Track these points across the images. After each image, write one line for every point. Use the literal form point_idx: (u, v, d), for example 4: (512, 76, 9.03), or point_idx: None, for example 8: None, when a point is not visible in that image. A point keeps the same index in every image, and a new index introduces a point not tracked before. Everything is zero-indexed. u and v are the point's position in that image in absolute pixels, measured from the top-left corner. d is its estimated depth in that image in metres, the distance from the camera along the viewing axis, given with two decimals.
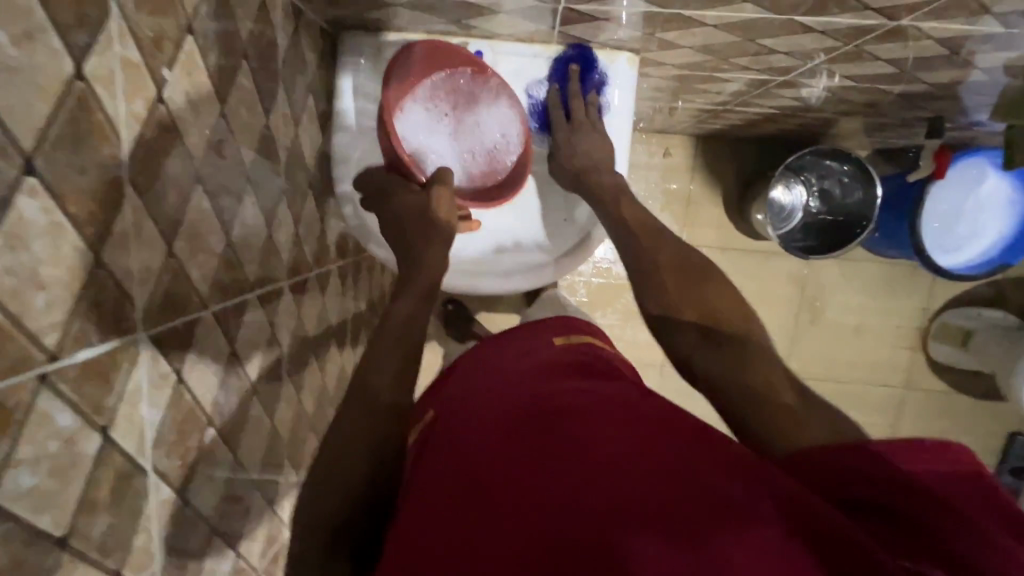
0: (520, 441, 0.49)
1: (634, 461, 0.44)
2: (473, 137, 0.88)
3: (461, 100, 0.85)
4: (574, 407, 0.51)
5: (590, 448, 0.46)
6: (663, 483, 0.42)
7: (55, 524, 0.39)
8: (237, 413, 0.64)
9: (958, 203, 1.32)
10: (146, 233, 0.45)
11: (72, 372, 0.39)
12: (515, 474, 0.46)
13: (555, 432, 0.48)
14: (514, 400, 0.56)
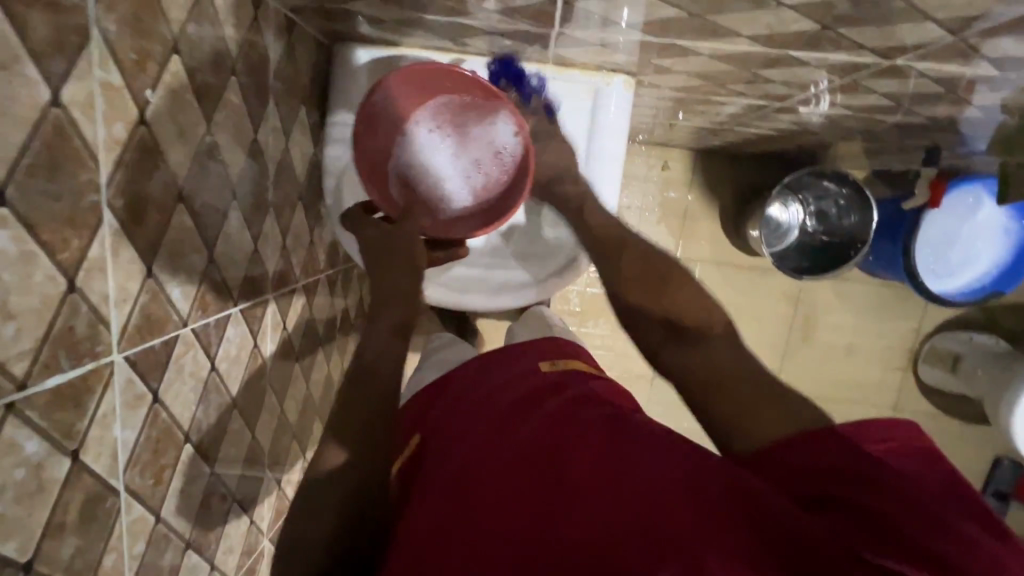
0: (520, 476, 0.54)
1: (624, 488, 0.49)
2: (474, 159, 0.87)
3: (464, 122, 0.85)
4: (566, 439, 0.56)
5: (582, 480, 0.51)
6: (648, 506, 0.47)
7: (21, 550, 0.39)
8: (216, 428, 0.64)
9: (951, 230, 1.32)
10: (124, 255, 0.45)
11: (42, 399, 0.39)
12: (521, 510, 0.52)
13: (553, 466, 0.53)
14: (511, 427, 0.61)
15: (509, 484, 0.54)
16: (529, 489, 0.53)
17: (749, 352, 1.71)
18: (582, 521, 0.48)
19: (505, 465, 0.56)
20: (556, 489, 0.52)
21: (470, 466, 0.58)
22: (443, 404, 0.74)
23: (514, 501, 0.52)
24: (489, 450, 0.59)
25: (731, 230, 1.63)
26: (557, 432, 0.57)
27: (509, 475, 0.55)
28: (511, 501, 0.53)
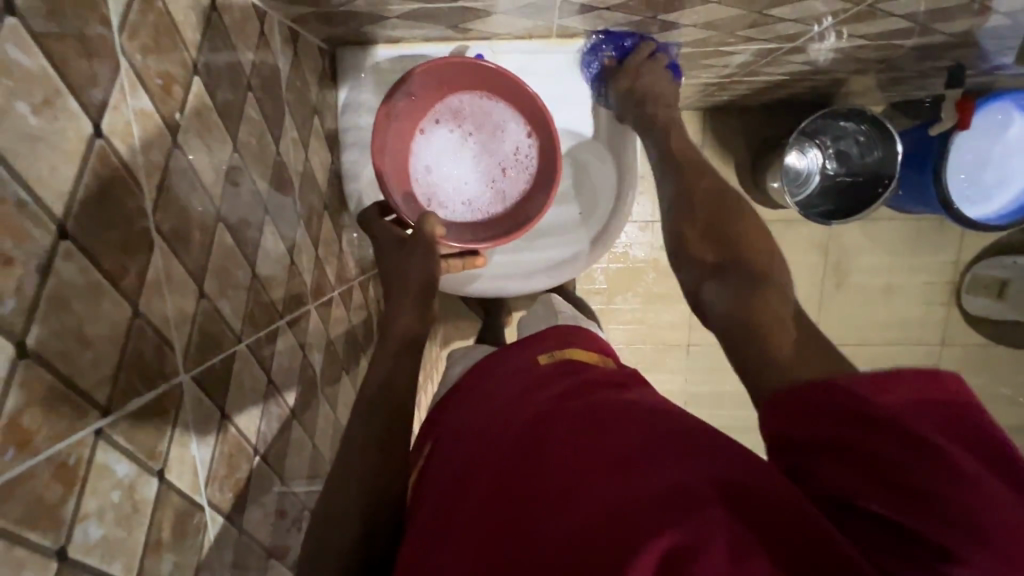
0: (504, 442, 0.53)
1: (603, 455, 0.45)
2: (491, 164, 0.92)
3: (484, 125, 0.91)
4: (562, 408, 0.53)
5: (559, 459, 0.47)
6: (621, 487, 0.42)
7: (127, 569, 0.40)
8: (280, 439, 0.65)
9: (980, 150, 1.28)
10: (177, 277, 0.46)
11: (124, 422, 0.40)
12: (496, 470, 0.50)
13: (537, 430, 0.51)
14: (511, 408, 0.60)
15: (492, 452, 0.53)
16: (509, 451, 0.51)
17: None
18: (552, 480, 0.45)
19: (492, 439, 0.55)
20: (533, 449, 0.49)
21: (459, 455, 0.57)
22: (454, 407, 0.72)
23: (491, 466, 0.51)
24: (480, 436, 0.58)
25: (750, 185, 1.60)
26: (554, 403, 0.55)
27: (493, 446, 0.53)
28: (489, 464, 0.51)
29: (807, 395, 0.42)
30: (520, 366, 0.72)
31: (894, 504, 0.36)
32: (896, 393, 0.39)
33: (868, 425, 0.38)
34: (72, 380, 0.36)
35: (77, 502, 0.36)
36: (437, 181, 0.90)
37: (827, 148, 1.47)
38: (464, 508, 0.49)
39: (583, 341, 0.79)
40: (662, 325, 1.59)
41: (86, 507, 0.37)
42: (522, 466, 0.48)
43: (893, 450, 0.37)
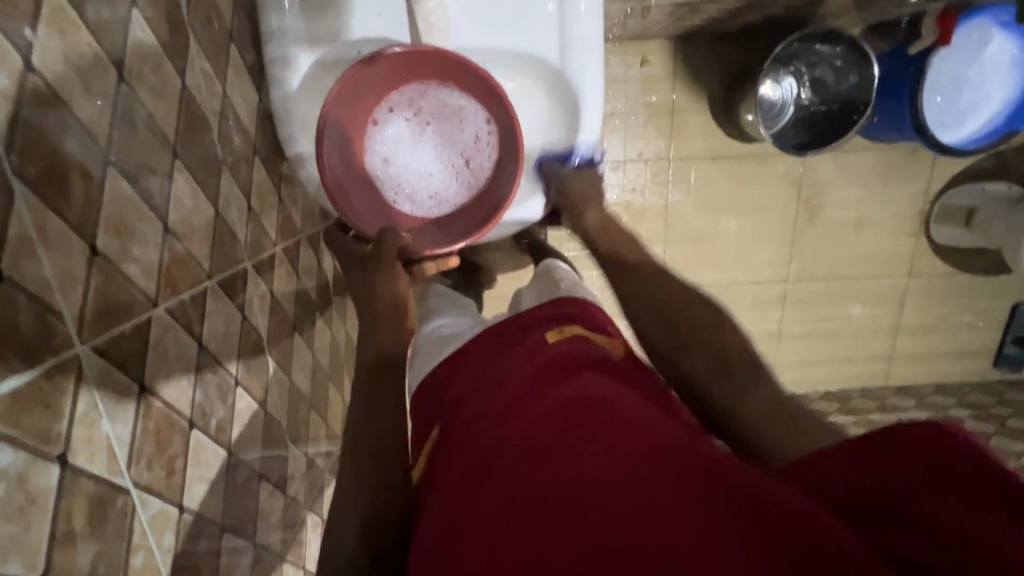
0: (513, 444, 0.51)
1: (615, 459, 0.45)
2: (456, 151, 0.85)
3: (442, 111, 0.83)
4: (570, 407, 0.52)
5: (566, 460, 0.46)
6: (631, 493, 0.42)
7: (29, 566, 0.35)
8: (224, 409, 0.60)
9: (959, 70, 1.23)
10: (57, 233, 0.39)
11: (1, 405, 0.34)
12: (504, 475, 0.48)
13: (547, 432, 0.50)
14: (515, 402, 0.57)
15: (500, 454, 0.51)
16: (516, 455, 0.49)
17: (758, 244, 1.66)
18: (564, 487, 0.44)
19: (499, 439, 0.53)
20: (543, 454, 0.48)
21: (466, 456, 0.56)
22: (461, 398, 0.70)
23: (500, 469, 0.49)
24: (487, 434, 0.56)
25: (724, 120, 1.53)
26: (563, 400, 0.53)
27: (501, 447, 0.52)
28: (497, 469, 0.50)
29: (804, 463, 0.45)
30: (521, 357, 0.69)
31: (921, 548, 0.35)
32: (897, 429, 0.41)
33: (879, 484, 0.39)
34: None
35: None
36: (399, 174, 0.84)
37: (802, 76, 1.40)
38: (468, 513, 0.49)
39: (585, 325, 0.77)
40: None
41: None
42: (528, 469, 0.47)
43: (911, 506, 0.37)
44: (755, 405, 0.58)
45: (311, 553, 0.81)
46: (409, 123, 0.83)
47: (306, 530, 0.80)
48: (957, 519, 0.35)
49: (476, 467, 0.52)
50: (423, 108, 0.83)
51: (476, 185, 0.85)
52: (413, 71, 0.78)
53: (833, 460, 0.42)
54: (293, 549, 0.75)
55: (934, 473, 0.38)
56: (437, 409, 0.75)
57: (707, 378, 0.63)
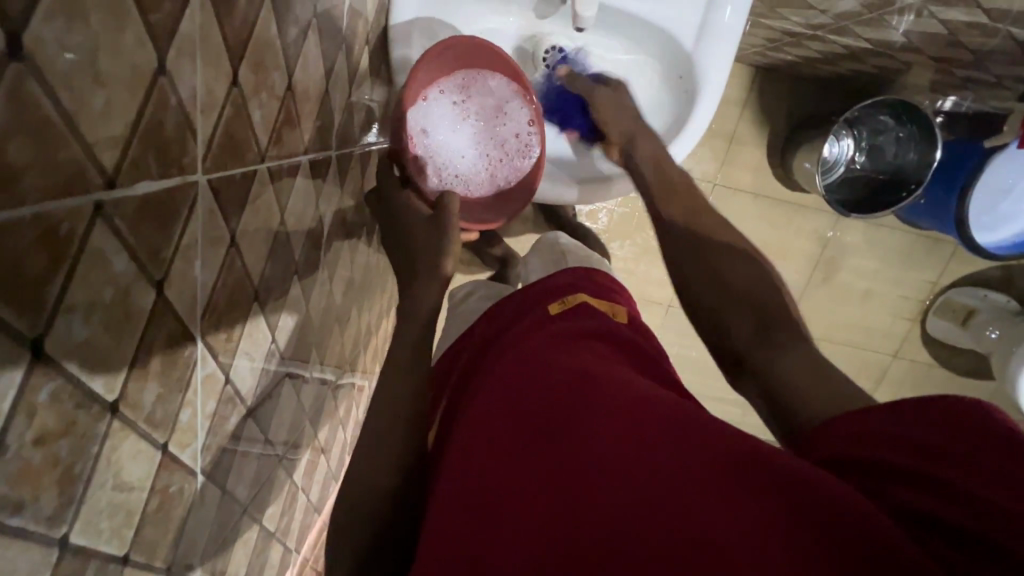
0: (534, 417, 0.46)
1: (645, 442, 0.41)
2: (491, 145, 0.79)
3: (489, 104, 0.78)
4: (599, 386, 0.47)
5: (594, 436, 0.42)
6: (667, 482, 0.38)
7: (106, 387, 0.32)
8: (279, 291, 0.57)
9: (1014, 177, 1.25)
10: (213, 45, 0.35)
11: (130, 208, 0.31)
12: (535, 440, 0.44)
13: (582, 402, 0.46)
14: (528, 368, 0.52)
15: (518, 428, 0.46)
16: (540, 429, 0.45)
17: None
18: (605, 459, 0.40)
19: (513, 410, 0.48)
20: (578, 437, 0.43)
21: (470, 426, 0.50)
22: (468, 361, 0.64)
23: (521, 446, 0.45)
24: (495, 403, 0.50)
25: (780, 165, 1.54)
26: (588, 376, 0.49)
27: (517, 420, 0.47)
28: (518, 444, 0.45)
29: (829, 425, 0.43)
30: (521, 323, 0.63)
31: (932, 502, 0.34)
32: (936, 407, 0.38)
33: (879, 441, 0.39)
34: (77, 124, 0.26)
35: (63, 289, 0.27)
36: (434, 153, 0.75)
37: (861, 140, 1.40)
38: (487, 487, 0.43)
39: (594, 290, 0.68)
40: (650, 280, 1.43)
41: (72, 298, 0.28)
42: (550, 446, 0.43)
43: (904, 459, 0.37)
44: (802, 381, 0.48)
45: (298, 461, 0.78)
46: (453, 108, 0.76)
47: (301, 439, 0.77)
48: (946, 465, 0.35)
49: (492, 435, 0.47)
50: (472, 96, 0.77)
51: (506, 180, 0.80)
52: (478, 56, 0.73)
53: (837, 424, 0.42)
54: (287, 453, 0.72)
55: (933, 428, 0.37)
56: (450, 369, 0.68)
57: (744, 340, 0.53)
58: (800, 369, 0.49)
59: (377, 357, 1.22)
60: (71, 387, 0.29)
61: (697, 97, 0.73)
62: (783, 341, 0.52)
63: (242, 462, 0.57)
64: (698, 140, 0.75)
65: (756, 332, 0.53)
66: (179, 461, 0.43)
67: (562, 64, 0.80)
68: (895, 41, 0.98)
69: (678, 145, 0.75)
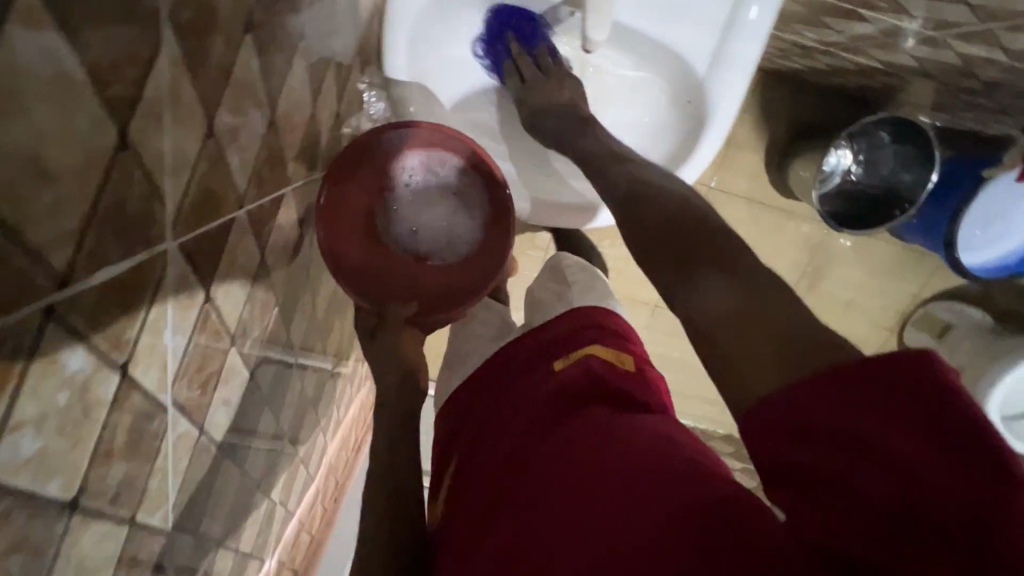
0: (519, 509, 0.42)
1: (631, 537, 0.35)
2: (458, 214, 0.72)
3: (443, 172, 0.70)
4: (575, 468, 0.41)
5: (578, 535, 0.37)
6: None
7: (66, 488, 0.29)
8: (259, 329, 0.53)
9: (1002, 206, 1.18)
10: (186, 101, 0.31)
11: (88, 302, 0.27)
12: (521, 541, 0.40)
13: (567, 488, 0.40)
14: (519, 452, 0.47)
15: (503, 524, 0.42)
16: (524, 533, 0.40)
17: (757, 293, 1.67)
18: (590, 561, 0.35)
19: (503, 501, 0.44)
20: (564, 533, 0.38)
21: (470, 520, 0.46)
22: (468, 422, 0.58)
23: (503, 546, 0.41)
24: (488, 498, 0.46)
25: (774, 168, 1.38)
26: (571, 450, 0.43)
27: (501, 520, 0.43)
28: (500, 543, 0.41)
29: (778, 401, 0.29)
30: (523, 382, 0.56)
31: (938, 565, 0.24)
32: (879, 385, 0.27)
33: (836, 454, 0.27)
34: (19, 233, 0.22)
35: (8, 410, 0.24)
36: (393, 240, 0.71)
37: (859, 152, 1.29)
38: None
39: (610, 338, 0.59)
40: (638, 282, 1.33)
41: (21, 415, 0.25)
42: (538, 549, 0.38)
43: (863, 485, 0.26)
44: (727, 326, 0.34)
45: (275, 479, 0.76)
46: (437, 194, 0.72)
47: (278, 458, 0.74)
48: (934, 507, 0.24)
49: (487, 534, 0.43)
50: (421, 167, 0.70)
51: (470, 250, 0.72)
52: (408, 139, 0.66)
53: (792, 409, 0.28)
54: (265, 475, 0.70)
55: (912, 429, 0.25)
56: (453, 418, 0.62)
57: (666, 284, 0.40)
58: (731, 301, 0.35)
59: (360, 353, 1.19)
60: (22, 502, 0.26)
61: (706, 126, 0.70)
62: (697, 274, 0.38)
63: (216, 501, 0.55)
64: (701, 171, 0.73)
65: (667, 265, 0.41)
66: (147, 526, 0.41)
67: None
68: (904, 65, 0.94)
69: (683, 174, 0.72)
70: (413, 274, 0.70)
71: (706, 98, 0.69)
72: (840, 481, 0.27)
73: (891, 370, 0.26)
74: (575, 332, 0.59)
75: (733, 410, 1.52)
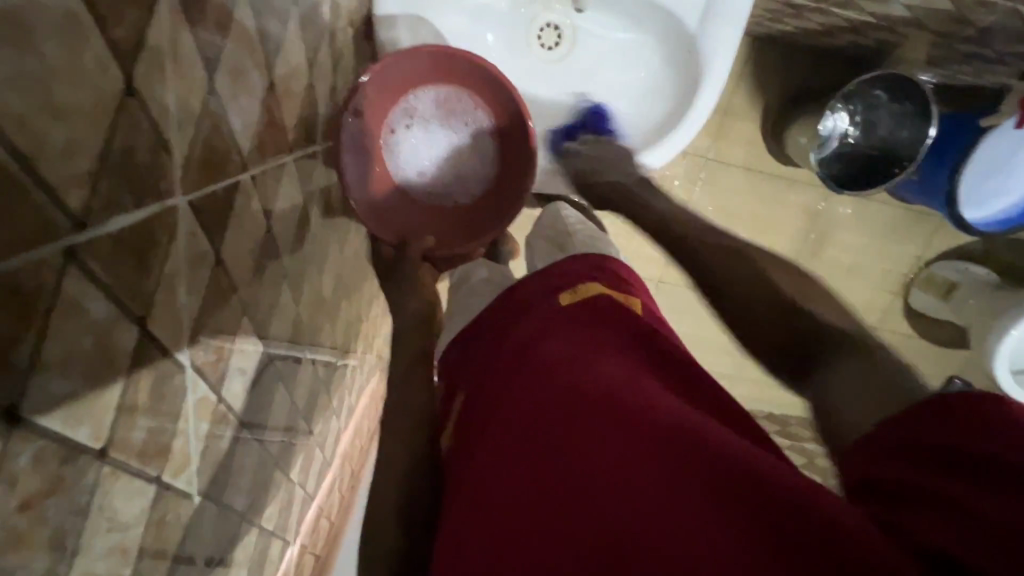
0: (544, 424, 0.44)
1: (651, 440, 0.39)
2: (461, 152, 0.75)
3: (449, 109, 0.73)
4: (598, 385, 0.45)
5: (600, 435, 0.41)
6: (663, 483, 0.37)
7: (93, 436, 0.30)
8: (268, 302, 0.54)
9: (1005, 154, 1.17)
10: (187, 53, 0.32)
11: (104, 247, 0.28)
12: (541, 440, 0.43)
13: (590, 397, 0.44)
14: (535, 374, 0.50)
15: (527, 439, 0.44)
16: (546, 431, 0.43)
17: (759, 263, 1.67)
18: (608, 455, 0.39)
19: (527, 415, 0.46)
20: (585, 433, 0.41)
21: (483, 440, 0.48)
22: (474, 354, 0.60)
23: (529, 455, 0.42)
24: (500, 414, 0.48)
25: (771, 135, 1.37)
26: (598, 380, 0.46)
27: (520, 423, 0.46)
28: (518, 444, 0.44)
29: (897, 425, 0.37)
30: (532, 313, 0.59)
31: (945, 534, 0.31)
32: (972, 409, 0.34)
33: (913, 456, 0.35)
34: (36, 167, 0.23)
35: (36, 348, 0.25)
36: (402, 177, 0.74)
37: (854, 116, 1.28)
38: (497, 487, 0.42)
39: (615, 282, 0.63)
40: (641, 257, 1.33)
41: (48, 354, 0.26)
42: (559, 443, 0.42)
43: (943, 484, 0.33)
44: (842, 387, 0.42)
45: (291, 460, 0.76)
46: (447, 131, 0.74)
47: (292, 439, 0.75)
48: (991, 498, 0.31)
49: (503, 436, 0.46)
50: (426, 107, 0.72)
51: (476, 185, 0.76)
52: (413, 73, 0.68)
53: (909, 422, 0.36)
54: (281, 455, 0.71)
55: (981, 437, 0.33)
56: (461, 354, 0.62)
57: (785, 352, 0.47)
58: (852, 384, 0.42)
59: (367, 341, 1.20)
60: (54, 444, 0.27)
61: (704, 78, 0.70)
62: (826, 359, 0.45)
63: (237, 474, 0.56)
64: (699, 130, 0.72)
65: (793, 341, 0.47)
66: (173, 490, 0.42)
67: (558, 44, 0.75)
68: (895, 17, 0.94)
69: (681, 132, 0.72)
70: (420, 209, 0.74)
71: (700, 55, 0.69)
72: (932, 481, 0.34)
73: (975, 406, 0.34)
74: (584, 275, 0.62)
75: (742, 380, 1.52)
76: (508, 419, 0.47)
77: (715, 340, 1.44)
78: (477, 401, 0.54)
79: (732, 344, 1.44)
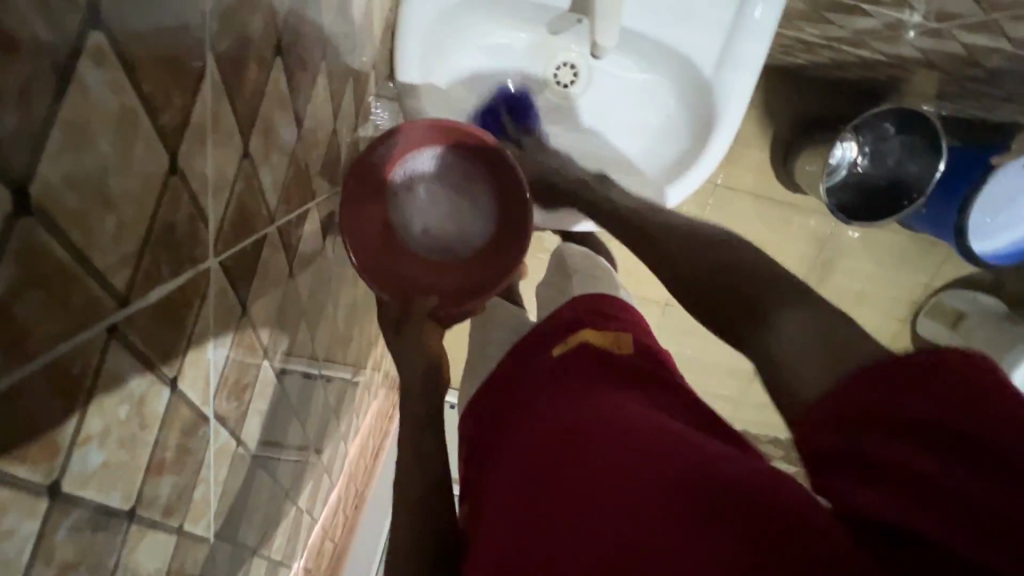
0: (543, 481, 0.41)
1: (652, 487, 0.36)
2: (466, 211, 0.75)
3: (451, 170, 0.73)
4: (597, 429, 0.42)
5: (599, 485, 0.38)
6: (666, 535, 0.33)
7: (124, 498, 0.31)
8: (286, 341, 0.54)
9: (1011, 192, 1.18)
10: (225, 124, 0.33)
11: (143, 319, 0.29)
12: (542, 496, 0.40)
13: (589, 444, 0.41)
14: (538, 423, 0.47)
15: (528, 494, 0.41)
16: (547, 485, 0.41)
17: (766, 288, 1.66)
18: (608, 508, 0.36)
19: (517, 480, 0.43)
20: (584, 485, 0.39)
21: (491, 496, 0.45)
22: (484, 399, 0.58)
23: (528, 524, 0.39)
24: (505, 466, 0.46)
25: (781, 162, 1.36)
26: (590, 430, 0.43)
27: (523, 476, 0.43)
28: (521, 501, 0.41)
29: (862, 382, 0.33)
30: (537, 358, 0.57)
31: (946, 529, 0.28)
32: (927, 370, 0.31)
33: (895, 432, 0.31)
34: (87, 257, 0.24)
35: (78, 426, 0.25)
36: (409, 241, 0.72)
37: None
38: (502, 547, 0.40)
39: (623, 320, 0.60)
40: (649, 282, 1.33)
41: (88, 429, 0.26)
42: (560, 499, 0.39)
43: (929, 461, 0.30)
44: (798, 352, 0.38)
45: (300, 489, 0.76)
46: (445, 189, 0.74)
47: (302, 468, 0.75)
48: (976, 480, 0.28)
49: (507, 491, 0.43)
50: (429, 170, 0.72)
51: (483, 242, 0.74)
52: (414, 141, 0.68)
53: (856, 395, 0.33)
54: (290, 486, 0.71)
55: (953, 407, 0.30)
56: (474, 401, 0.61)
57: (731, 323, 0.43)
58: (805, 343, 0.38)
59: (374, 362, 1.20)
60: (88, 513, 0.28)
61: (717, 123, 0.70)
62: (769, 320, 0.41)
63: (250, 510, 0.56)
64: (712, 171, 0.72)
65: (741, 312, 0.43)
66: (192, 535, 0.42)
67: (574, 81, 0.76)
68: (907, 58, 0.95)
69: (695, 172, 0.72)
70: (428, 268, 0.72)
71: (716, 98, 0.70)
72: (902, 459, 0.31)
73: (935, 366, 0.31)
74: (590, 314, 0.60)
75: (748, 406, 1.52)
76: (512, 472, 0.44)
77: (722, 365, 1.44)
78: (488, 453, 0.51)
79: (740, 370, 1.44)
